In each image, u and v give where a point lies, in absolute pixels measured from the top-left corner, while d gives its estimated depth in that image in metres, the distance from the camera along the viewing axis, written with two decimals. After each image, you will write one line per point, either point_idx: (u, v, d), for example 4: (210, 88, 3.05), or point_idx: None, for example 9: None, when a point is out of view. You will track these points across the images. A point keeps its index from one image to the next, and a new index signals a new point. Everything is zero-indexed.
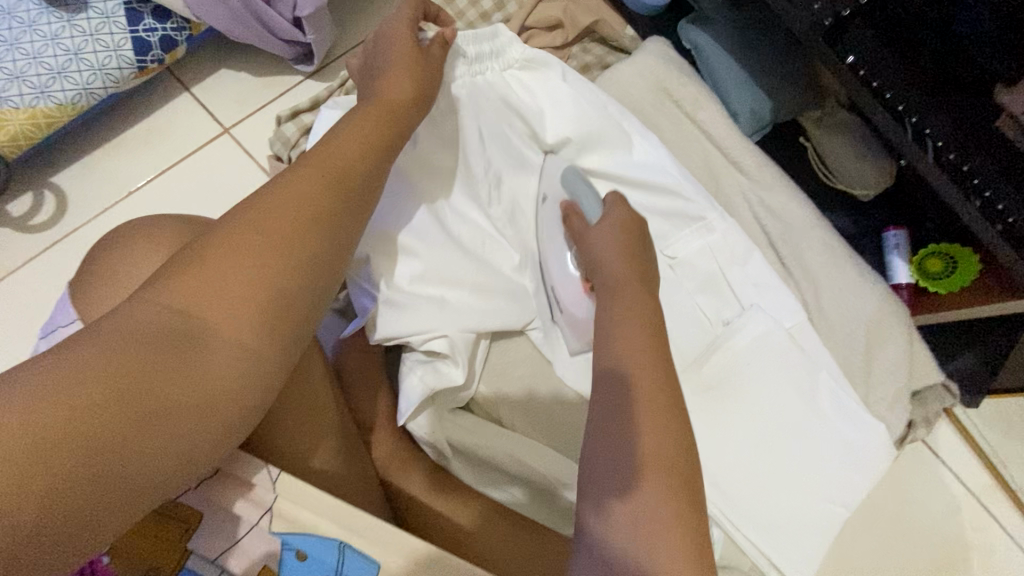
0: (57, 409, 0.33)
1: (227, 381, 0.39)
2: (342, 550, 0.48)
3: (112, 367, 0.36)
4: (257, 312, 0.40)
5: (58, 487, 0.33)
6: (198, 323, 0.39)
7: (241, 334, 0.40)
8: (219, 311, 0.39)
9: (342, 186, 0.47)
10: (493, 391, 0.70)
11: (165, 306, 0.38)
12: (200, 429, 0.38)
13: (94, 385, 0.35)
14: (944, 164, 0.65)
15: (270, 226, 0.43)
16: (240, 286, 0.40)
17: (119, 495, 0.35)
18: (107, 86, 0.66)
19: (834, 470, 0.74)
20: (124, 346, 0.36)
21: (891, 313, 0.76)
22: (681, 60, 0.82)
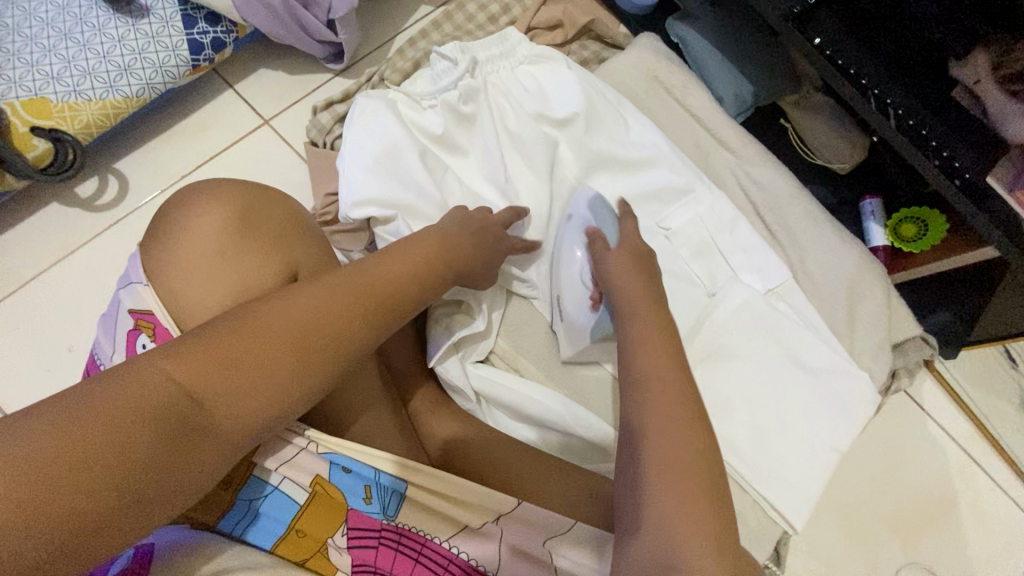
0: (111, 421, 0.43)
1: (250, 403, 0.49)
2: (379, 470, 0.55)
3: (137, 417, 0.43)
4: (290, 345, 0.50)
5: (108, 488, 0.42)
6: (239, 350, 0.48)
7: (256, 396, 0.48)
8: (259, 342, 0.49)
9: (386, 287, 0.56)
10: (511, 344, 0.77)
11: (191, 365, 0.47)
12: (204, 452, 0.47)
13: (116, 432, 0.43)
14: (905, 130, 0.74)
15: (311, 278, 0.53)
16: (264, 353, 0.49)
17: (153, 494, 0.44)
18: (166, 82, 0.74)
19: (823, 416, 0.81)
20: (148, 400, 0.44)
21: (867, 269, 0.85)
22: (670, 52, 0.92)
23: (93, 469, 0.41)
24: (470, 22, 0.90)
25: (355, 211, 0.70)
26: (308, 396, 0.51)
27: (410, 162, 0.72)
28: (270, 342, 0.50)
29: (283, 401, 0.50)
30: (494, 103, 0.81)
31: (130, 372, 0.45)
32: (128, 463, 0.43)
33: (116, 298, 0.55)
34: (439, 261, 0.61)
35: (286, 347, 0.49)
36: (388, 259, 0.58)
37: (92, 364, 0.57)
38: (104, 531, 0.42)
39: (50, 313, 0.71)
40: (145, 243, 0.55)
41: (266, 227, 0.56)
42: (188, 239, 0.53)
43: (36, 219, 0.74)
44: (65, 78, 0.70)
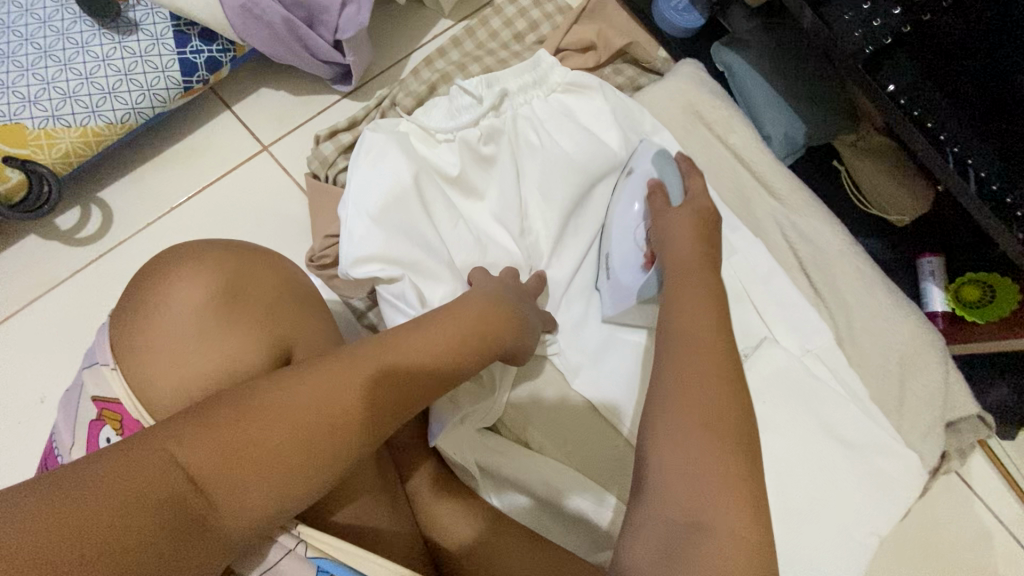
0: (108, 512, 0.39)
1: (255, 498, 0.44)
2: None
3: (135, 509, 0.40)
4: (301, 438, 0.45)
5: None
6: (246, 438, 0.44)
7: (263, 483, 0.44)
8: (267, 430, 0.45)
9: (422, 371, 0.51)
10: (519, 413, 0.69)
11: (194, 451, 0.43)
12: (197, 550, 0.43)
13: (106, 525, 0.39)
14: (987, 195, 0.64)
15: (340, 365, 0.48)
16: (272, 437, 0.45)
17: None
18: (154, 106, 0.68)
19: (868, 503, 0.72)
20: (148, 489, 0.41)
21: (926, 341, 0.75)
22: (714, 82, 0.82)
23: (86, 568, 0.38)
24: (493, 40, 0.81)
25: (355, 267, 0.63)
26: (313, 486, 0.47)
27: (418, 214, 0.66)
28: (280, 429, 0.45)
29: (291, 497, 0.46)
30: (520, 140, 0.73)
31: (130, 454, 0.42)
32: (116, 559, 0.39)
33: (75, 384, 0.49)
34: (469, 335, 0.54)
35: (293, 433, 0.45)
36: (405, 330, 0.52)
37: (48, 457, 0.50)
38: None
39: (22, 358, 0.66)
40: (112, 315, 0.49)
41: (269, 292, 0.51)
42: (163, 315, 0.47)
43: (12, 251, 0.68)
44: (43, 101, 0.63)
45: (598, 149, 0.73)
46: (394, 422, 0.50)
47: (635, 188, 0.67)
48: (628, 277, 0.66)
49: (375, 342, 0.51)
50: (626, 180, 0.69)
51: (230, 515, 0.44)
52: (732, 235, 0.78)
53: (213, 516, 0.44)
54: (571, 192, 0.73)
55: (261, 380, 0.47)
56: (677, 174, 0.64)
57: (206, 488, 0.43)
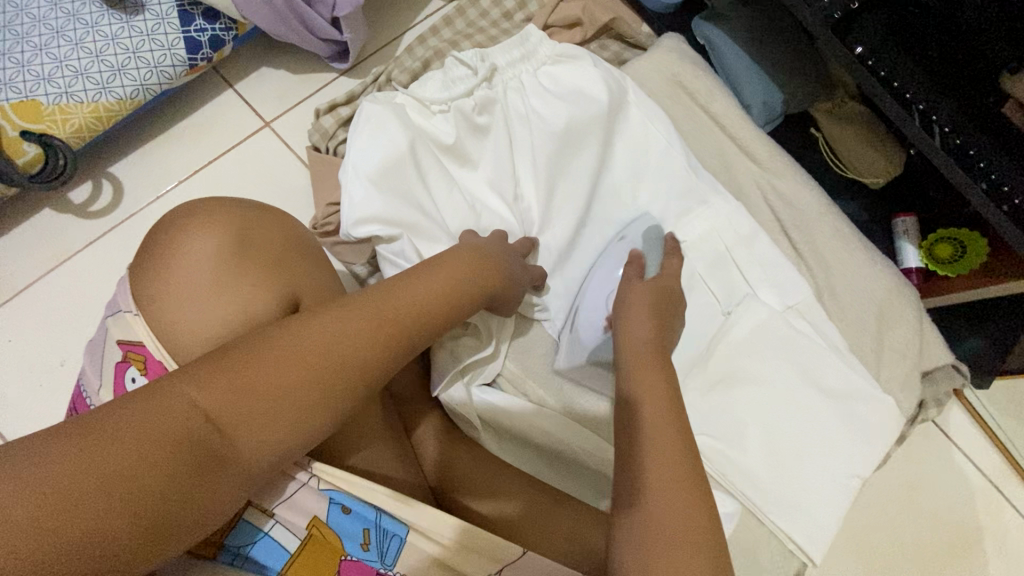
0: (135, 443, 0.43)
1: (270, 435, 0.47)
2: (382, 512, 0.53)
3: (155, 444, 0.43)
4: (310, 377, 0.48)
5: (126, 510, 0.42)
6: (258, 377, 0.47)
7: (274, 422, 0.47)
8: (278, 369, 0.47)
9: (423, 317, 0.54)
10: (518, 368, 0.72)
11: (211, 390, 0.46)
12: (218, 482, 0.47)
13: (134, 455, 0.42)
14: (952, 148, 0.68)
15: (346, 310, 0.51)
16: (281, 378, 0.47)
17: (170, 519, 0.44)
18: (161, 83, 0.71)
19: (849, 446, 0.76)
20: (166, 427, 0.44)
21: (899, 294, 0.79)
22: (696, 54, 0.86)
23: (115, 498, 0.41)
24: (484, 18, 0.85)
25: (356, 228, 0.67)
26: (321, 424, 0.49)
27: (415, 180, 0.70)
28: (290, 369, 0.48)
29: (304, 434, 0.49)
30: (512, 109, 0.76)
31: (147, 395, 0.44)
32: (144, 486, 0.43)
33: (101, 331, 0.53)
34: (463, 284, 0.58)
35: (300, 374, 0.48)
36: (404, 280, 0.55)
37: (78, 401, 0.54)
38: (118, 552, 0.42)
39: (41, 325, 0.69)
40: (132, 267, 0.52)
41: (273, 249, 0.54)
42: (180, 266, 0.50)
43: (29, 224, 0.72)
44: (56, 79, 0.67)
45: (586, 113, 0.76)
46: (395, 364, 0.53)
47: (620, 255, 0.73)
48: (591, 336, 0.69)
49: (376, 289, 0.54)
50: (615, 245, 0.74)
51: (244, 452, 0.47)
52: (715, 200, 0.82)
53: (229, 453, 0.47)
54: (561, 158, 0.76)
55: (268, 326, 0.49)
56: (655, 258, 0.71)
57: (222, 426, 0.46)
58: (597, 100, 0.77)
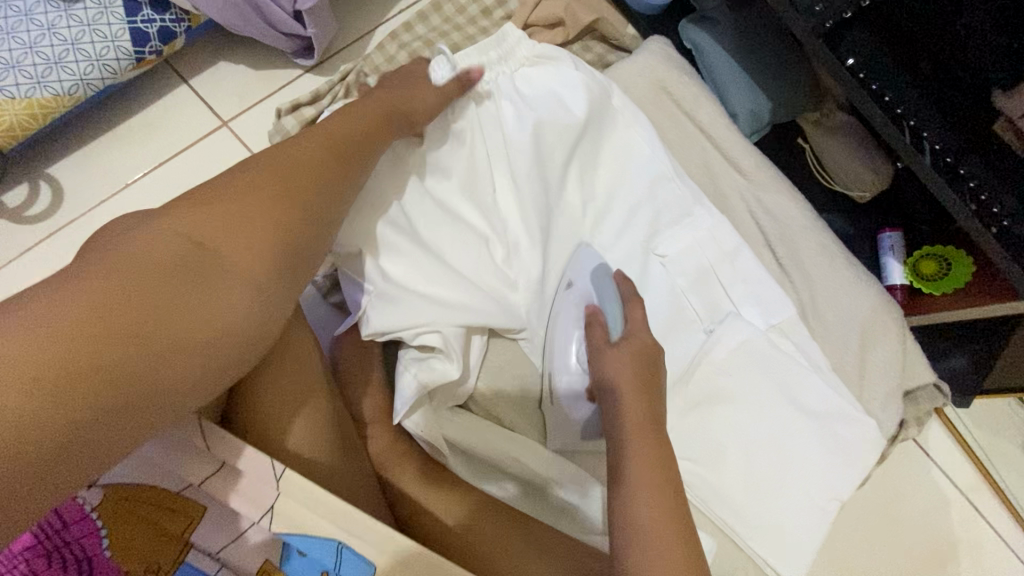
0: (60, 327, 0.38)
1: (222, 305, 0.44)
2: (343, 548, 0.45)
3: (80, 326, 0.39)
4: (249, 244, 0.47)
5: (77, 400, 0.37)
6: (193, 255, 0.45)
7: (222, 295, 0.45)
8: (220, 246, 0.46)
9: (342, 152, 0.57)
10: (490, 388, 0.69)
11: (132, 264, 0.42)
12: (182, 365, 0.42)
13: (68, 336, 0.38)
14: (942, 167, 0.66)
15: (262, 179, 0.50)
16: (227, 247, 0.46)
17: (130, 410, 0.40)
18: (104, 77, 0.66)
19: (832, 469, 0.73)
20: (94, 308, 0.39)
21: (883, 313, 0.77)
22: (682, 59, 0.82)
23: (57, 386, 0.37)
24: (461, 15, 0.80)
25: None
26: (271, 298, 0.48)
27: (381, 191, 0.66)
28: (217, 237, 0.46)
29: (251, 306, 0.46)
30: (487, 114, 0.72)
31: (65, 282, 0.40)
32: (91, 370, 0.38)
33: None
34: (388, 113, 0.63)
35: (249, 244, 0.47)
36: (356, 139, 0.59)
37: None
38: (83, 453, 0.38)
39: None
40: None
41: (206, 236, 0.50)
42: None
43: None
44: None
45: (563, 121, 0.72)
46: (332, 221, 0.55)
47: (572, 310, 0.66)
48: (571, 401, 0.66)
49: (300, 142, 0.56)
50: (564, 295, 0.68)
51: (186, 341, 0.42)
52: (698, 207, 0.77)
53: (174, 333, 0.42)
54: (537, 167, 0.72)
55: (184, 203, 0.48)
56: (616, 302, 0.63)
57: (161, 300, 0.42)
58: (578, 106, 0.72)
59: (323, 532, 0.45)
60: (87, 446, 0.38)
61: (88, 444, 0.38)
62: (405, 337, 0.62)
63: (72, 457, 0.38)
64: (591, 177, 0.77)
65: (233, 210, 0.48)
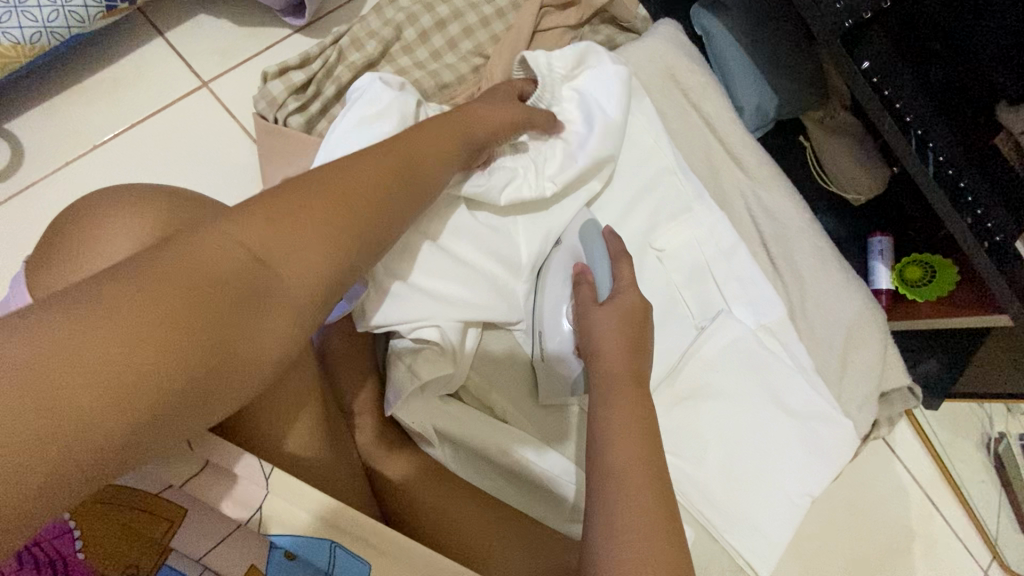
0: (131, 336, 0.31)
1: (283, 332, 0.38)
2: (336, 545, 0.45)
3: (127, 360, 0.31)
4: (320, 265, 0.40)
5: (127, 430, 0.31)
6: (264, 269, 0.37)
7: (274, 333, 0.37)
8: (287, 262, 0.38)
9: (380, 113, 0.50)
10: (482, 378, 0.67)
11: (216, 264, 0.35)
12: (236, 391, 0.36)
13: (138, 350, 0.31)
14: (943, 180, 0.66)
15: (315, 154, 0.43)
16: (289, 270, 0.38)
17: (172, 439, 0.34)
18: (70, 26, 0.61)
19: (808, 466, 0.75)
20: (147, 338, 0.32)
21: (869, 318, 0.79)
22: (692, 46, 0.80)
23: (111, 409, 0.30)
24: None
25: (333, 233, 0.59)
26: None
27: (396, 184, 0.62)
28: (295, 245, 0.39)
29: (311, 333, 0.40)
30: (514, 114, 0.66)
31: (117, 289, 0.32)
32: (152, 395, 0.32)
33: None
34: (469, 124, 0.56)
35: (311, 262, 0.39)
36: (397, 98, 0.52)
37: None
38: (107, 485, 0.32)
39: None
40: (38, 254, 0.46)
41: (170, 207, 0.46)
42: (90, 251, 0.44)
43: None
44: None
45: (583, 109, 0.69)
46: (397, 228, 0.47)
47: (564, 267, 0.67)
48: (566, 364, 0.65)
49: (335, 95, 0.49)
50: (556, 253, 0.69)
51: (236, 385, 0.36)
52: (698, 203, 0.76)
53: (237, 359, 0.35)
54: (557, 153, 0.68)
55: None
56: (606, 260, 0.64)
57: (232, 324, 0.35)
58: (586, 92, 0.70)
59: (317, 527, 0.45)
60: (117, 476, 0.32)
61: (120, 472, 0.32)
62: (399, 330, 0.59)
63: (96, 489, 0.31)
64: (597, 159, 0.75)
65: (308, 206, 0.40)
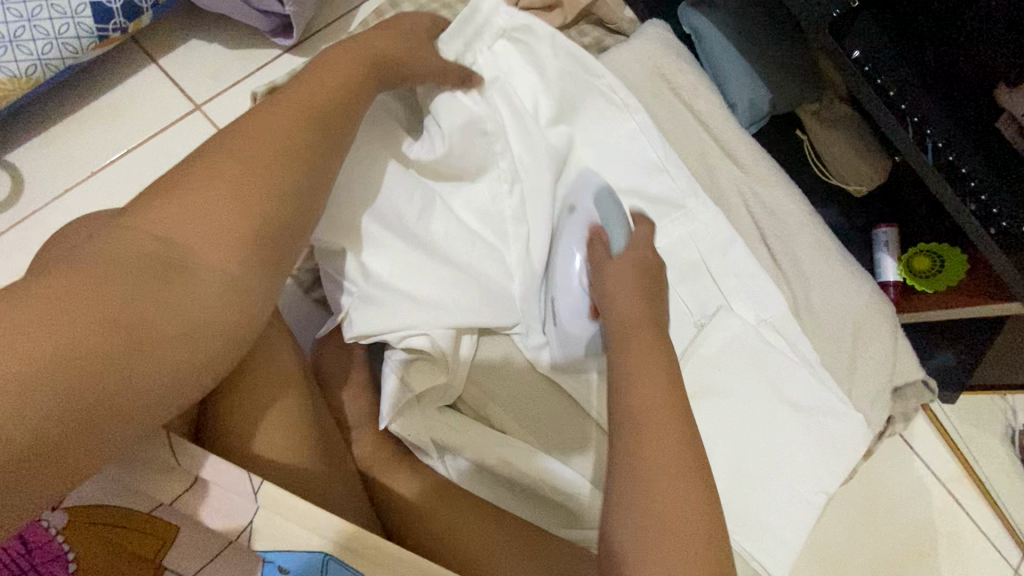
0: (30, 322, 0.33)
1: (204, 308, 0.39)
2: (329, 559, 0.45)
3: (43, 333, 0.33)
4: (240, 240, 0.41)
5: (37, 412, 0.32)
6: (178, 251, 0.39)
7: (195, 303, 0.39)
8: (202, 242, 0.40)
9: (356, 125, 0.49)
10: (479, 387, 0.67)
11: (123, 256, 0.38)
12: (159, 370, 0.37)
13: (39, 334, 0.33)
14: (943, 166, 0.64)
15: (262, 156, 0.45)
16: (205, 248, 0.40)
17: (94, 422, 0.34)
18: (64, 57, 0.62)
19: (819, 467, 0.73)
20: (53, 318, 0.34)
21: (875, 310, 0.77)
22: (681, 44, 0.80)
23: (20, 391, 0.32)
24: None
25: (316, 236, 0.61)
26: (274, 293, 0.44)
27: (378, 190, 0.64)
28: (205, 224, 0.40)
29: (240, 309, 0.41)
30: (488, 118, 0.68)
31: (23, 286, 0.35)
32: (55, 374, 0.33)
33: None
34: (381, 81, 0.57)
35: (228, 238, 0.41)
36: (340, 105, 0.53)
37: None
38: (27, 473, 0.32)
39: None
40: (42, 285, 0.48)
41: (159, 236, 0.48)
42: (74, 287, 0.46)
43: None
44: None
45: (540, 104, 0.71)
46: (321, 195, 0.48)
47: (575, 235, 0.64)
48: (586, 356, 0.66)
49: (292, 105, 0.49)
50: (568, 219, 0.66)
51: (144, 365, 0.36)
52: (692, 200, 0.75)
53: (155, 335, 0.37)
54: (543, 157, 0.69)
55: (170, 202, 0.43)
56: (619, 219, 0.63)
57: (142, 303, 0.37)
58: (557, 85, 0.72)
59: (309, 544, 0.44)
60: (37, 463, 0.33)
61: (40, 460, 0.33)
62: (389, 340, 0.60)
63: (15, 477, 0.32)
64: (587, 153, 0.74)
65: (227, 191, 0.42)
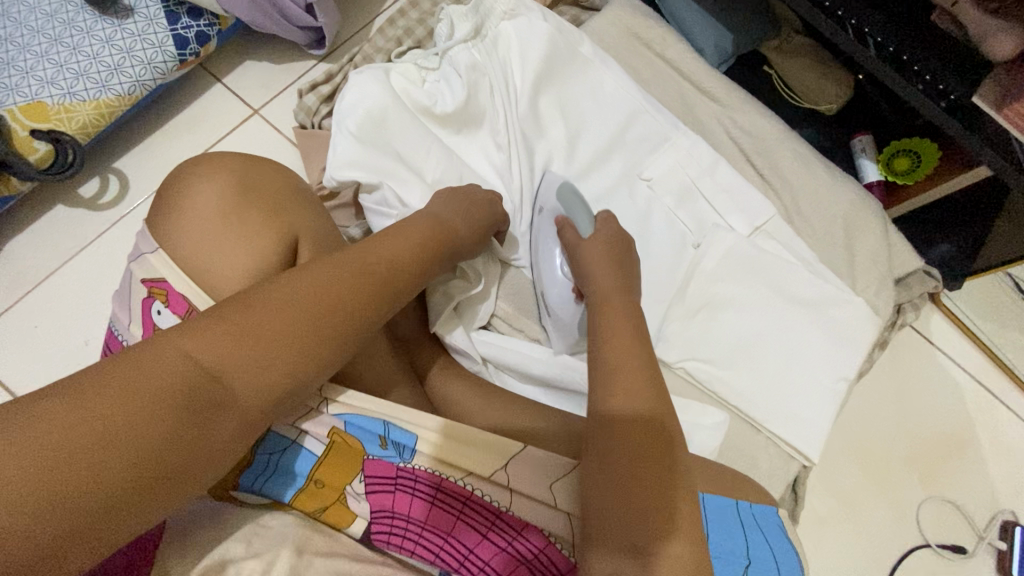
0: (130, 392, 0.40)
1: (266, 390, 0.45)
2: (389, 423, 0.57)
3: (139, 401, 0.40)
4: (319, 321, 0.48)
5: (129, 472, 0.39)
6: (252, 327, 0.45)
7: (259, 382, 0.45)
8: (280, 321, 0.46)
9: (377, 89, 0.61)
10: (511, 308, 0.78)
11: (209, 337, 0.44)
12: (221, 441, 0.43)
13: (134, 408, 0.39)
14: (886, 57, 0.72)
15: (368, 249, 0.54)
16: (280, 328, 0.46)
17: (166, 482, 0.41)
18: (155, 77, 0.80)
19: (829, 352, 0.79)
20: (145, 393, 0.40)
21: (865, 206, 0.83)
22: (648, 7, 0.93)
23: (117, 455, 0.38)
24: None
25: (340, 172, 0.74)
26: None
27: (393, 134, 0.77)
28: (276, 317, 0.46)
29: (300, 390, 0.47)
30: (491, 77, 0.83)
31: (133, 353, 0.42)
32: (141, 439, 0.39)
33: (126, 273, 0.58)
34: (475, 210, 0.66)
35: (308, 333, 0.47)
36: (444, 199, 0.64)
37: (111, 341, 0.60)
38: (119, 519, 0.39)
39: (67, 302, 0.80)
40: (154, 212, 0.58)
41: (272, 212, 0.58)
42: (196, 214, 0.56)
43: (49, 220, 0.83)
44: (59, 81, 0.77)
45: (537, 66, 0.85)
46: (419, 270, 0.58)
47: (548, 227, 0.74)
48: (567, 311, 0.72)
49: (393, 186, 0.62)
50: (539, 218, 0.76)
51: (192, 467, 0.42)
52: (675, 132, 0.86)
53: (226, 404, 0.44)
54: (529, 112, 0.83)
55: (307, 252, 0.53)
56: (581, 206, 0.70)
57: (220, 375, 0.43)
58: (540, 46, 0.85)
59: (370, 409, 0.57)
60: (125, 514, 0.39)
61: (127, 512, 0.39)
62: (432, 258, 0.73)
63: (108, 524, 0.38)
64: (569, 108, 0.87)
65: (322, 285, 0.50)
